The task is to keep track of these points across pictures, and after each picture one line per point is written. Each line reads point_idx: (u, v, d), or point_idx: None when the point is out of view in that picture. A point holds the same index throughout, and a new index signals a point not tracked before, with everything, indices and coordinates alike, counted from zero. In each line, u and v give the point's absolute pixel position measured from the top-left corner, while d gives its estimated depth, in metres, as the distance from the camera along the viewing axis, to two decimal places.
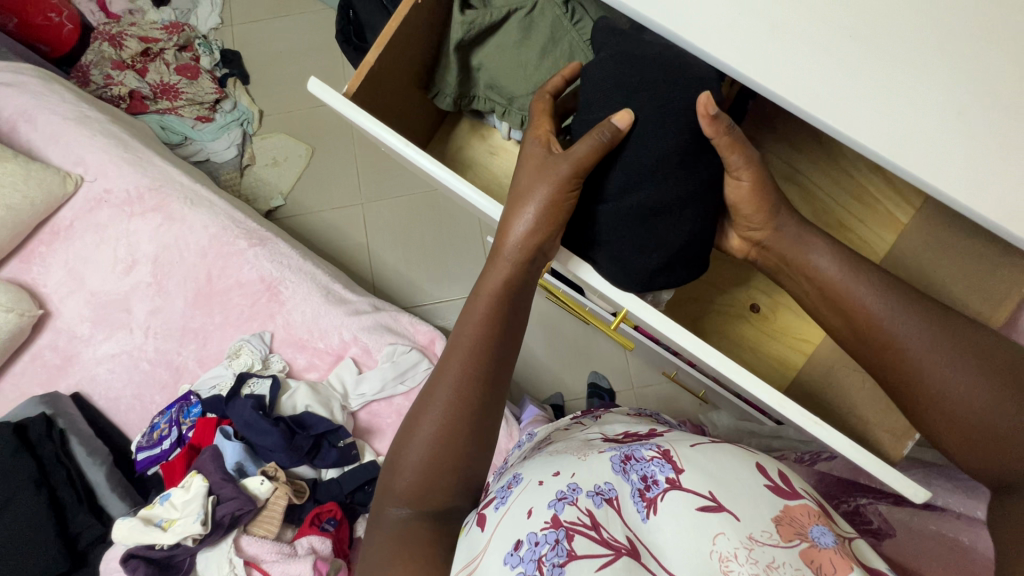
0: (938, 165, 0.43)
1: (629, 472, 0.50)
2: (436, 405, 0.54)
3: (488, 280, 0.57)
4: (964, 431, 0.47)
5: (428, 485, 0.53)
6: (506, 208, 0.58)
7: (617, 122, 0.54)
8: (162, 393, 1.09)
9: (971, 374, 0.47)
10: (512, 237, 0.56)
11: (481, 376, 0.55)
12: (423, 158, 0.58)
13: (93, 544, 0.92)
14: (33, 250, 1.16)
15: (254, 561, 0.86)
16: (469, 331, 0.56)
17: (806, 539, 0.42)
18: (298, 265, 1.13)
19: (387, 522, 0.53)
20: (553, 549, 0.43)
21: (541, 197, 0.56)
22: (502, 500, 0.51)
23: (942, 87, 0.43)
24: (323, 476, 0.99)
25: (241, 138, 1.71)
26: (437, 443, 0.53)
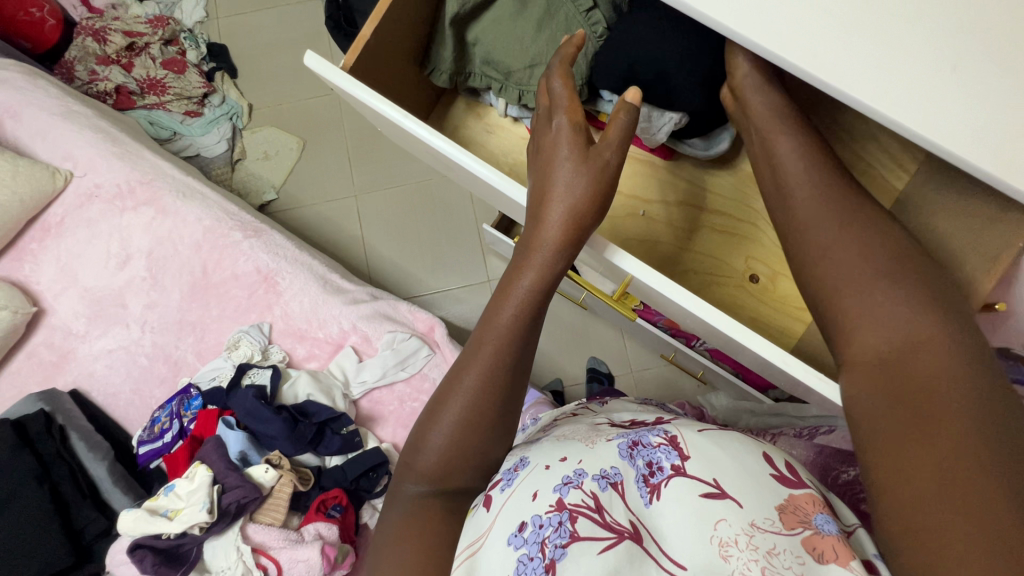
0: (935, 117, 0.41)
1: (635, 457, 0.50)
2: (458, 398, 0.53)
3: (515, 281, 0.53)
4: (842, 305, 0.50)
5: (450, 465, 0.53)
6: (536, 194, 0.53)
7: (628, 101, 0.52)
8: (161, 387, 1.09)
9: (869, 262, 0.50)
10: (548, 231, 0.51)
11: (511, 369, 0.53)
12: (438, 140, 0.57)
13: (98, 538, 0.92)
14: (24, 248, 1.15)
15: (261, 548, 0.86)
16: (493, 328, 0.53)
17: (809, 527, 0.44)
18: (294, 256, 1.13)
19: (403, 498, 0.54)
20: (556, 530, 0.44)
21: (571, 196, 0.51)
22: (507, 482, 0.52)
23: (939, 40, 0.42)
24: (326, 463, 0.99)
25: (231, 132, 1.70)
26: (460, 431, 0.53)
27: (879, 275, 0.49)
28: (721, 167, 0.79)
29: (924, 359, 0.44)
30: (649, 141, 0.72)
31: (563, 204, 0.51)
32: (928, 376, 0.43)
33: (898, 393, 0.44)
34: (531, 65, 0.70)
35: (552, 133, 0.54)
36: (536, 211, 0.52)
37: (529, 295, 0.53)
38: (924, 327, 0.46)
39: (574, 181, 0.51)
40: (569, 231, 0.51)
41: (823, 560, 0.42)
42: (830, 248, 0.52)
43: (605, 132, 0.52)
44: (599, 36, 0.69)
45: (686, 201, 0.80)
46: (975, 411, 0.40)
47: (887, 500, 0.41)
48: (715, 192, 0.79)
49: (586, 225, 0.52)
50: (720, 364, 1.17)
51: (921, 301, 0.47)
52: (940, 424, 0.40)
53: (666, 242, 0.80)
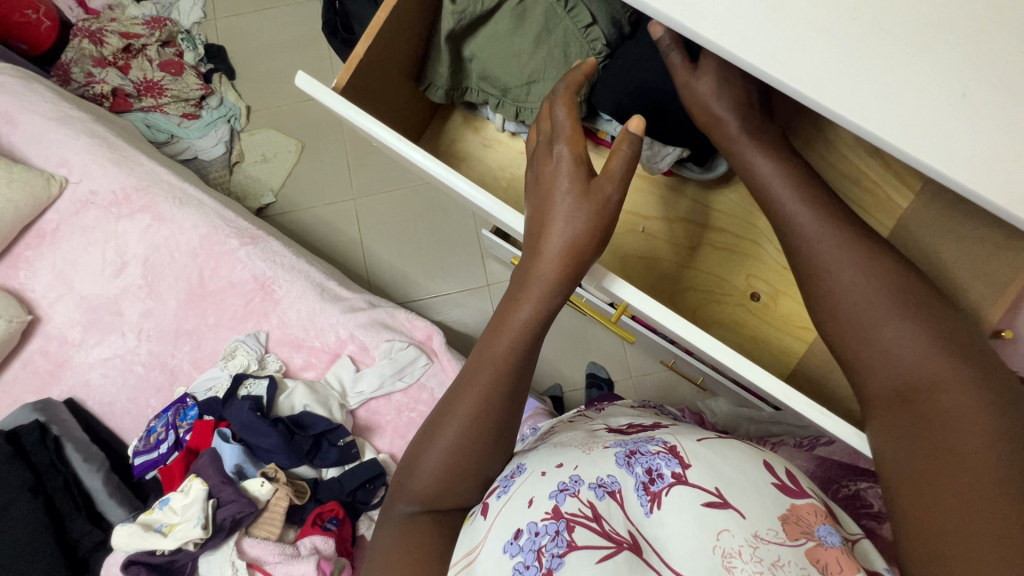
0: (944, 148, 0.40)
1: (633, 465, 0.49)
2: (452, 424, 0.52)
3: (511, 315, 0.52)
4: (854, 340, 0.49)
5: (442, 488, 0.52)
6: (534, 225, 0.52)
7: (631, 131, 0.50)
8: (157, 396, 1.08)
9: (877, 294, 0.49)
10: (546, 263, 0.50)
11: (501, 401, 0.52)
12: (431, 163, 0.56)
13: (92, 550, 0.91)
14: (19, 255, 1.14)
15: (256, 563, 0.85)
16: (489, 359, 0.52)
17: (812, 538, 0.43)
18: (291, 263, 1.12)
19: (394, 518, 0.53)
20: (553, 540, 0.43)
21: (572, 232, 0.50)
22: (505, 488, 0.51)
23: (947, 68, 0.41)
24: (323, 475, 0.98)
25: (229, 135, 1.69)
26: (453, 456, 0.52)
27: (887, 302, 0.48)
28: (722, 180, 0.77)
29: (940, 391, 0.44)
30: (648, 168, 0.71)
31: (562, 238, 0.50)
32: (946, 411, 0.43)
33: (917, 428, 0.44)
34: (529, 82, 0.68)
35: (552, 162, 0.52)
36: (534, 242, 0.51)
37: (526, 328, 0.52)
38: (933, 358, 0.45)
39: (574, 214, 0.50)
40: (566, 265, 0.50)
41: (826, 572, 0.41)
42: (832, 273, 0.51)
43: (606, 164, 0.50)
44: (600, 53, 0.67)
45: (687, 218, 0.79)
46: (994, 442, 0.41)
47: (919, 538, 0.41)
48: (717, 209, 0.77)
49: (585, 257, 0.50)
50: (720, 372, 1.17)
51: (930, 328, 0.47)
52: (962, 459, 0.41)
53: (666, 261, 0.79)
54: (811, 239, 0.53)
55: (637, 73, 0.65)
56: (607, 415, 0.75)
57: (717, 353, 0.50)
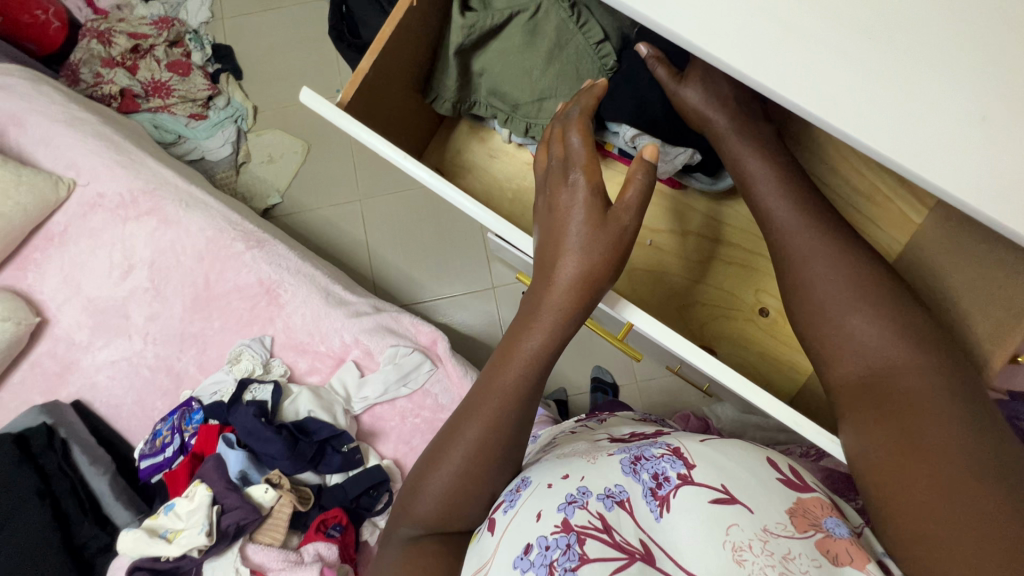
0: (961, 172, 0.39)
1: (640, 472, 0.49)
2: (457, 448, 0.52)
3: (522, 342, 0.51)
4: (831, 336, 0.51)
5: (447, 513, 0.52)
6: (543, 249, 0.52)
7: (646, 160, 0.50)
8: (163, 399, 1.08)
9: (852, 289, 0.51)
10: (557, 288, 0.50)
11: (512, 430, 0.52)
12: (437, 182, 0.56)
13: (98, 553, 0.91)
14: (27, 257, 1.15)
15: (260, 569, 0.85)
16: (498, 387, 0.52)
17: (820, 529, 0.44)
18: (296, 267, 1.12)
19: (397, 542, 0.53)
20: (565, 554, 0.42)
21: (585, 261, 0.49)
22: (511, 503, 0.51)
23: (965, 88, 0.39)
24: (328, 481, 0.97)
25: (236, 136, 1.69)
26: (459, 482, 0.52)
27: (853, 295, 0.50)
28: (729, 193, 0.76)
29: (904, 377, 0.46)
30: (664, 171, 0.67)
31: (573, 265, 0.49)
32: (912, 395, 0.44)
33: (885, 414, 0.45)
34: (541, 99, 0.68)
35: (567, 189, 0.51)
36: (546, 271, 0.51)
37: (535, 357, 0.51)
38: (904, 352, 0.47)
39: (581, 237, 0.49)
40: (576, 296, 0.49)
41: (838, 563, 0.42)
42: (812, 272, 0.53)
43: (621, 194, 0.50)
44: (609, 69, 0.67)
45: (696, 230, 0.78)
46: (955, 427, 0.42)
47: (895, 524, 0.42)
48: (726, 220, 0.76)
49: (597, 287, 0.50)
50: None
51: (894, 318, 0.48)
52: (927, 442, 0.42)
53: (673, 273, 0.78)
54: (786, 238, 0.55)
55: (641, 92, 0.64)
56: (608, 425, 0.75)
57: (728, 385, 0.49)
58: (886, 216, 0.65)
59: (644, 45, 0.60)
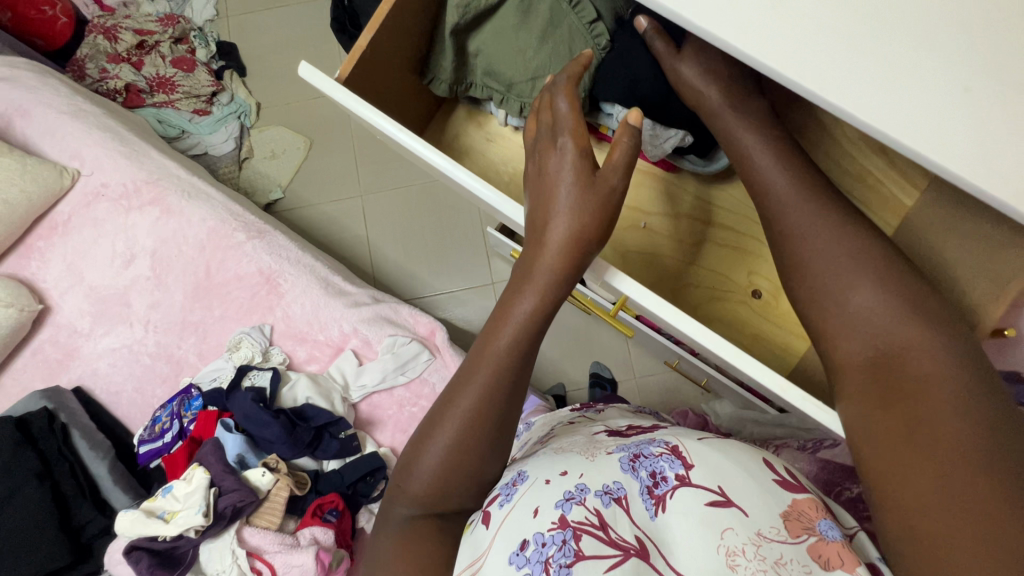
0: (943, 141, 0.40)
1: (638, 470, 0.49)
2: (451, 421, 0.53)
3: (516, 305, 0.52)
4: (833, 312, 0.52)
5: (441, 489, 0.52)
6: (535, 214, 0.53)
7: (631, 123, 0.50)
8: (163, 386, 1.09)
9: (854, 267, 0.51)
10: (549, 248, 0.51)
11: (505, 395, 0.53)
12: (430, 153, 0.57)
13: (96, 536, 0.93)
14: (31, 246, 1.16)
15: (256, 552, 0.85)
16: (491, 354, 0.52)
17: (814, 533, 0.44)
18: (297, 258, 1.13)
19: (393, 521, 0.53)
20: (560, 550, 0.43)
21: (576, 220, 0.50)
22: (507, 497, 0.51)
23: (948, 61, 0.40)
24: (324, 467, 0.98)
25: (239, 131, 1.70)
26: (453, 452, 0.52)
27: (859, 271, 0.51)
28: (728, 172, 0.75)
29: (907, 356, 0.46)
30: (651, 151, 0.69)
31: (564, 223, 0.50)
32: (914, 375, 0.45)
33: (884, 393, 0.46)
34: (534, 78, 0.69)
35: (557, 153, 0.53)
36: (538, 234, 0.52)
37: (528, 320, 0.52)
38: (904, 328, 0.48)
39: (571, 198, 0.50)
40: (567, 255, 0.50)
41: (829, 567, 0.43)
42: (813, 249, 0.54)
43: (609, 155, 0.51)
44: (603, 49, 0.68)
45: (690, 214, 0.78)
46: (953, 402, 0.43)
47: (891, 500, 0.43)
48: (718, 204, 0.77)
49: (587, 249, 0.51)
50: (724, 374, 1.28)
51: (897, 295, 0.49)
52: (926, 416, 0.43)
53: (667, 256, 0.79)
54: (786, 214, 0.56)
55: (636, 71, 0.65)
56: (604, 417, 0.75)
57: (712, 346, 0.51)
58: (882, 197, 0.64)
59: (644, 18, 0.62)
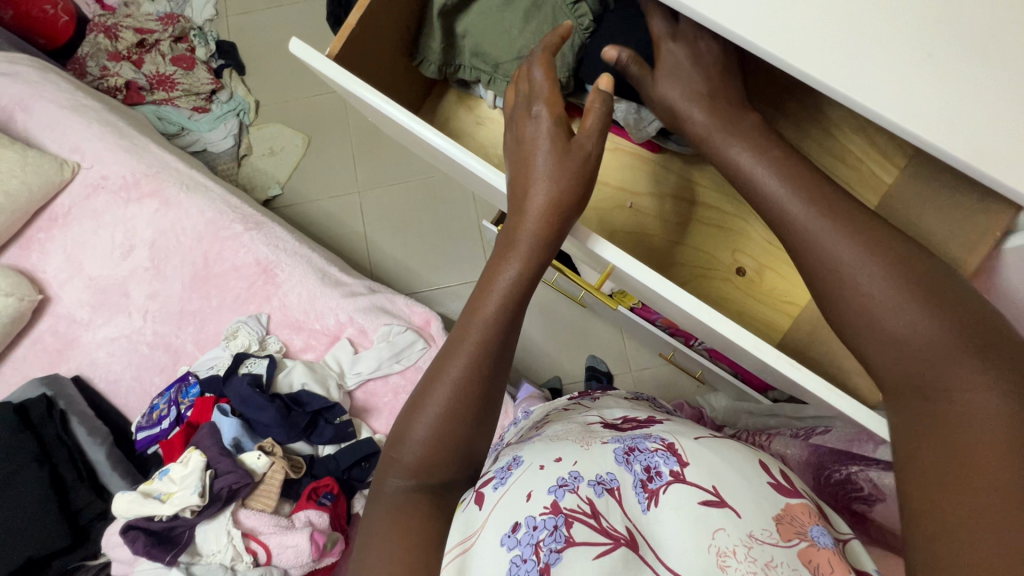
0: (908, 104, 0.41)
1: (632, 463, 0.49)
2: (440, 389, 0.54)
3: (500, 271, 0.54)
4: (871, 333, 0.44)
5: (434, 458, 0.53)
6: (515, 184, 0.54)
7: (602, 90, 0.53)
8: (161, 375, 1.10)
9: (893, 281, 0.43)
10: (530, 211, 0.52)
11: (492, 358, 0.54)
12: (415, 124, 0.58)
13: (95, 520, 0.94)
14: (31, 237, 1.18)
15: (251, 533, 0.86)
16: (477, 321, 0.54)
17: (806, 539, 0.44)
18: (294, 249, 1.15)
19: (386, 494, 0.52)
20: (551, 535, 0.43)
21: (556, 183, 0.52)
22: (501, 479, 0.50)
23: (914, 29, 0.42)
24: (319, 452, 0.99)
25: (237, 128, 1.72)
26: (444, 419, 0.53)
27: (898, 284, 0.43)
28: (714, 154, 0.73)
29: (949, 383, 0.39)
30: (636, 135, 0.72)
31: (543, 186, 0.52)
32: (959, 408, 0.39)
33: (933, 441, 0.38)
34: (517, 57, 0.69)
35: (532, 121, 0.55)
36: (518, 201, 0.54)
37: (514, 285, 0.53)
38: (957, 362, 0.39)
39: (546, 163, 0.52)
40: (548, 217, 0.52)
41: (819, 573, 0.42)
42: (842, 255, 0.45)
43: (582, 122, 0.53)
44: (587, 28, 0.66)
45: (678, 195, 0.80)
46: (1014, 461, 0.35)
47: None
48: (702, 185, 0.78)
49: (567, 209, 0.52)
50: (717, 364, 1.29)
51: (946, 320, 0.41)
52: (982, 476, 0.35)
53: (654, 235, 0.80)
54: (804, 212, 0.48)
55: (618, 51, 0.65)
56: (600, 405, 0.75)
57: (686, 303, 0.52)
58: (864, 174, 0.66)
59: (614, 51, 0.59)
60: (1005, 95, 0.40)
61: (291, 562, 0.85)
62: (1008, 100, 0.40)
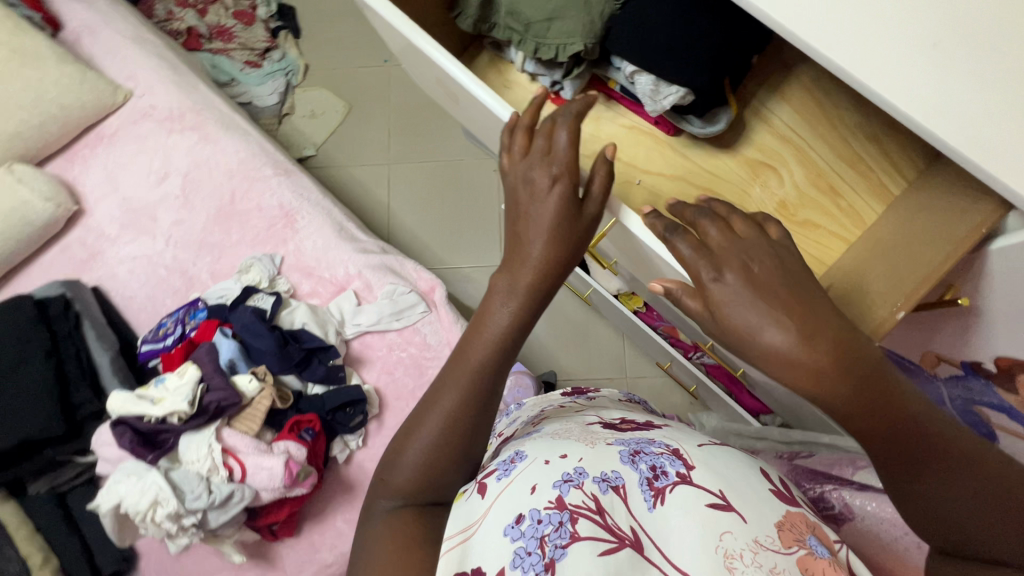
0: (906, 89, 0.44)
1: (637, 463, 0.48)
2: (433, 417, 0.54)
3: (500, 306, 0.55)
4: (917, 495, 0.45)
5: (424, 483, 0.53)
6: (523, 225, 0.57)
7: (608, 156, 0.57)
8: (173, 298, 1.15)
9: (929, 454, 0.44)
10: (537, 253, 0.55)
11: (484, 387, 0.54)
12: (455, 68, 0.63)
13: (90, 417, 0.98)
14: (77, 152, 1.25)
15: (231, 450, 0.89)
16: (471, 357, 0.55)
17: (803, 546, 0.43)
18: (317, 200, 1.19)
19: (377, 514, 0.53)
20: (557, 530, 0.42)
21: (561, 225, 0.55)
22: (506, 471, 0.50)
23: (924, 20, 0.44)
24: (307, 391, 1.02)
25: (284, 87, 1.79)
26: (435, 448, 0.53)
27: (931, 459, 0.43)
28: (722, 147, 0.75)
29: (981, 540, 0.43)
30: (650, 107, 0.69)
31: (551, 233, 0.55)
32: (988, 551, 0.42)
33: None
34: (549, 19, 0.70)
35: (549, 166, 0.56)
36: (524, 241, 0.56)
37: (513, 323, 0.55)
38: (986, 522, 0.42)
39: (550, 212, 0.55)
40: (553, 259, 0.55)
41: None
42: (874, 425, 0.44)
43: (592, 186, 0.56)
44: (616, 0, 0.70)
45: None
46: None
47: None
48: None
49: (565, 261, 0.56)
50: (713, 380, 1.29)
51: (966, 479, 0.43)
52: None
53: None
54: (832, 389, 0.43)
55: (638, 14, 0.66)
56: (598, 405, 0.74)
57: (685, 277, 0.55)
58: (871, 179, 0.67)
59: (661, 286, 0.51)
60: (1006, 92, 0.43)
61: (264, 484, 0.88)
62: (1007, 98, 0.43)
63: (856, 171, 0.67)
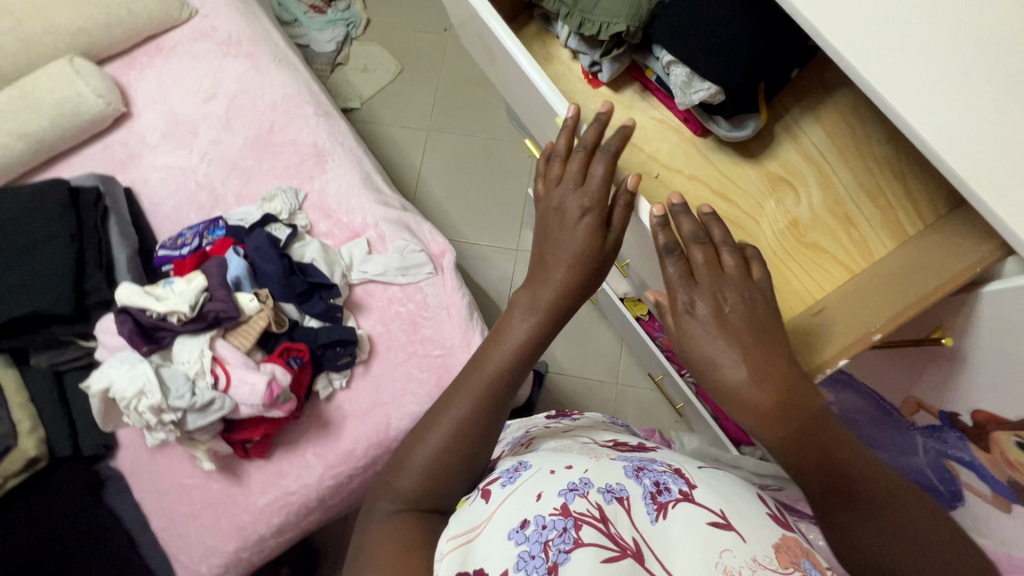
0: (927, 116, 0.46)
1: (641, 478, 0.50)
2: (443, 421, 0.58)
3: (519, 323, 0.62)
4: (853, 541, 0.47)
5: (429, 486, 0.55)
6: (550, 251, 0.64)
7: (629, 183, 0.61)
8: (197, 213, 1.19)
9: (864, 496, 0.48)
10: (558, 276, 0.62)
11: (495, 397, 0.60)
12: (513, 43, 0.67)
13: (96, 304, 1.02)
14: (135, 58, 1.30)
15: (220, 360, 0.93)
16: (484, 368, 0.60)
17: (800, 569, 0.42)
18: (350, 147, 1.22)
19: (377, 516, 0.55)
20: (560, 535, 0.42)
21: (583, 251, 0.62)
22: (510, 479, 0.52)
23: (960, 56, 0.46)
24: (303, 322, 1.05)
25: (342, 37, 1.82)
26: (443, 452, 0.57)
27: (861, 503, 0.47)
28: (747, 157, 0.74)
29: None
30: (679, 99, 0.69)
31: (574, 261, 0.62)
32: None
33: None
34: None
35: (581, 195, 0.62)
36: (546, 261, 0.64)
37: (529, 340, 0.61)
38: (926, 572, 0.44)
39: (576, 240, 0.62)
40: (572, 283, 0.62)
41: None
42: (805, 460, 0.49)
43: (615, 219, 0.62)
44: None
45: None
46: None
47: None
48: None
49: (582, 286, 0.63)
50: (702, 401, 1.28)
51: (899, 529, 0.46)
52: None
53: None
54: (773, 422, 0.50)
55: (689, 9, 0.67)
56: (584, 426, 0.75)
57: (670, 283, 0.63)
58: (890, 216, 0.66)
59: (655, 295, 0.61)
60: (1015, 129, 0.45)
61: (245, 399, 0.91)
62: (1015, 134, 0.44)
63: (875, 204, 0.67)
